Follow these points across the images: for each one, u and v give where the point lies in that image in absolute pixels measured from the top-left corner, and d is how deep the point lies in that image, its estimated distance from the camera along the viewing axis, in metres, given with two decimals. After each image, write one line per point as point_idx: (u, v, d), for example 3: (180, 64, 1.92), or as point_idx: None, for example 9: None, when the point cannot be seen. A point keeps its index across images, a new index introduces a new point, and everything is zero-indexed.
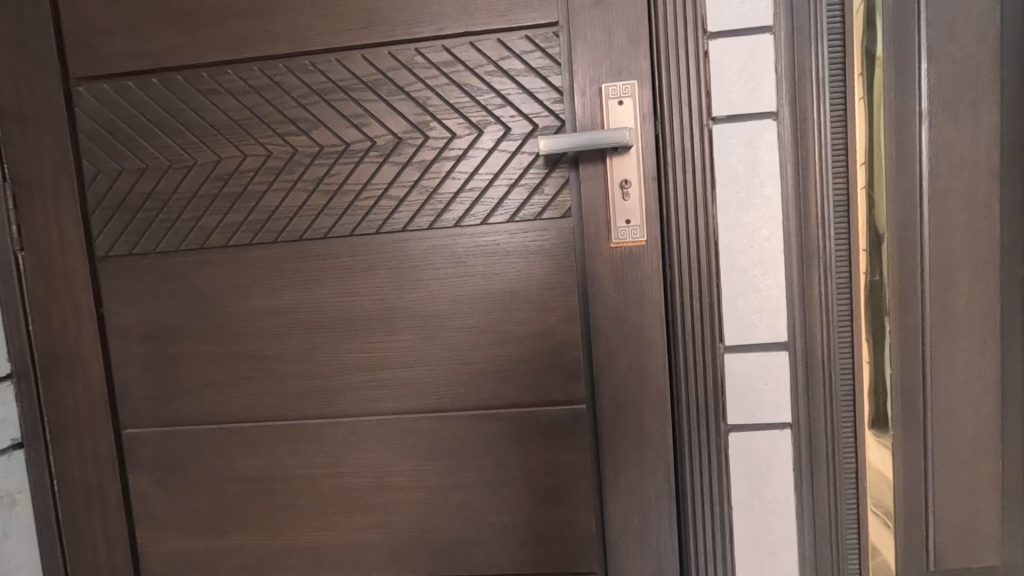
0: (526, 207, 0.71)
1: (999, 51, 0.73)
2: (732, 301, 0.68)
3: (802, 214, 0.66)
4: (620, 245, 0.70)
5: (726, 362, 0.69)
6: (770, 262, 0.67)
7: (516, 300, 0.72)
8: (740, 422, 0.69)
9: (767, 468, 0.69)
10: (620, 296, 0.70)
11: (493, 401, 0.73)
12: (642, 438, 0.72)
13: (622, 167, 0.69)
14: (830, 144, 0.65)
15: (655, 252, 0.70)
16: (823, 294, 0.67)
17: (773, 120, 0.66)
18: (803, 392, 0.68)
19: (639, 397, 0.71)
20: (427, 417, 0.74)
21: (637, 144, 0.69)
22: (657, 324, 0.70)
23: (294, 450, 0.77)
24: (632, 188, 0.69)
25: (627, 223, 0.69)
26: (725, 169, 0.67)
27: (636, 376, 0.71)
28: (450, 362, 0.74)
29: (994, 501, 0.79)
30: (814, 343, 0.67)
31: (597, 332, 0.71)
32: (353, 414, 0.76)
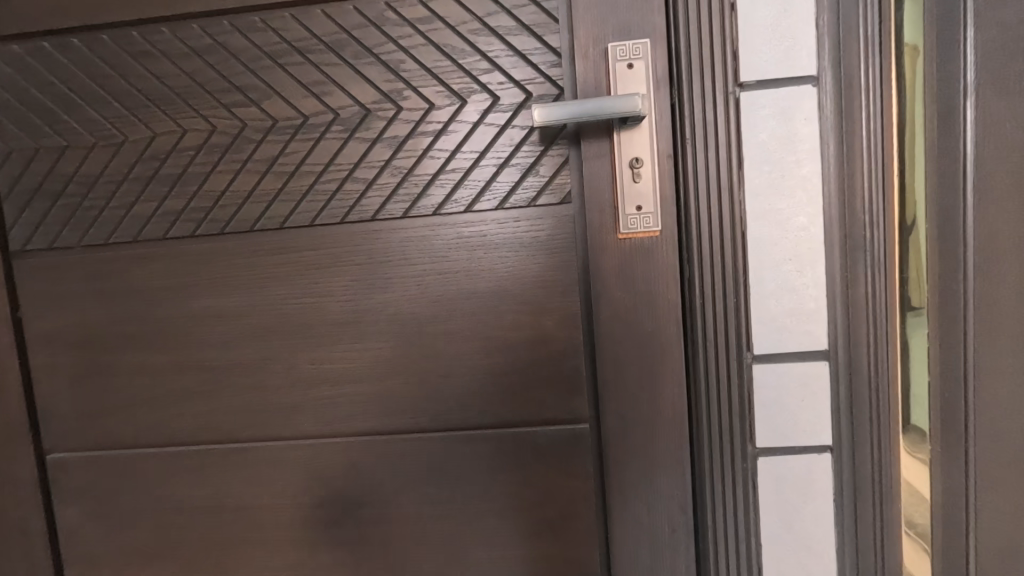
0: (519, 191, 0.60)
1: None
2: (763, 302, 0.57)
3: (847, 199, 0.56)
4: (629, 235, 0.59)
5: (754, 374, 0.58)
6: (808, 255, 0.57)
7: (507, 301, 0.61)
8: (771, 445, 0.59)
9: (802, 498, 0.59)
10: (630, 296, 0.60)
11: (481, 419, 0.62)
12: (656, 463, 0.61)
13: (632, 143, 0.58)
14: (880, 115, 0.55)
15: (671, 244, 0.59)
16: (871, 294, 0.56)
17: (813, 85, 0.55)
18: (845, 409, 0.58)
19: (652, 414, 0.61)
20: (402, 438, 0.63)
21: (650, 116, 0.58)
22: (673, 329, 0.59)
23: (246, 477, 0.66)
24: (645, 167, 0.58)
25: (638, 209, 0.58)
26: (755, 145, 0.56)
27: (649, 389, 0.60)
28: (430, 374, 0.63)
29: None
30: (859, 352, 0.57)
31: (603, 339, 0.60)
32: (315, 435, 0.64)
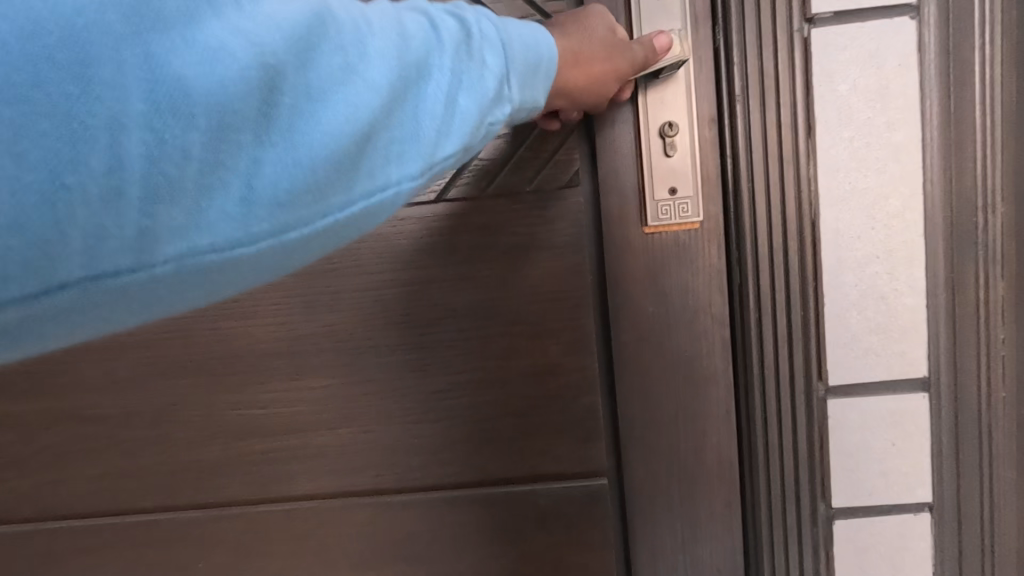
0: (510, 169, 0.44)
1: None
2: (841, 316, 0.43)
3: (953, 174, 0.41)
4: (658, 228, 0.44)
5: (829, 411, 0.44)
6: (901, 252, 0.42)
7: (495, 321, 0.46)
8: (850, 505, 0.45)
9: (891, 570, 0.45)
10: (661, 310, 0.45)
11: (465, 477, 0.48)
12: (695, 526, 0.47)
13: (661, 102, 0.42)
14: (1005, 57, 0.40)
15: (715, 239, 0.44)
16: (985, 302, 0.42)
17: (912, 17, 0.40)
18: (949, 454, 0.44)
19: (690, 465, 0.46)
20: (361, 504, 0.49)
21: (688, 62, 0.42)
22: (718, 354, 0.45)
23: (159, 555, 0.51)
24: (680, 135, 0.43)
25: (671, 194, 0.43)
26: (831, 103, 0.41)
27: (685, 431, 0.46)
28: (393, 419, 0.48)
29: None
30: (968, 380, 0.43)
31: (626, 367, 0.46)
32: (249, 501, 0.49)
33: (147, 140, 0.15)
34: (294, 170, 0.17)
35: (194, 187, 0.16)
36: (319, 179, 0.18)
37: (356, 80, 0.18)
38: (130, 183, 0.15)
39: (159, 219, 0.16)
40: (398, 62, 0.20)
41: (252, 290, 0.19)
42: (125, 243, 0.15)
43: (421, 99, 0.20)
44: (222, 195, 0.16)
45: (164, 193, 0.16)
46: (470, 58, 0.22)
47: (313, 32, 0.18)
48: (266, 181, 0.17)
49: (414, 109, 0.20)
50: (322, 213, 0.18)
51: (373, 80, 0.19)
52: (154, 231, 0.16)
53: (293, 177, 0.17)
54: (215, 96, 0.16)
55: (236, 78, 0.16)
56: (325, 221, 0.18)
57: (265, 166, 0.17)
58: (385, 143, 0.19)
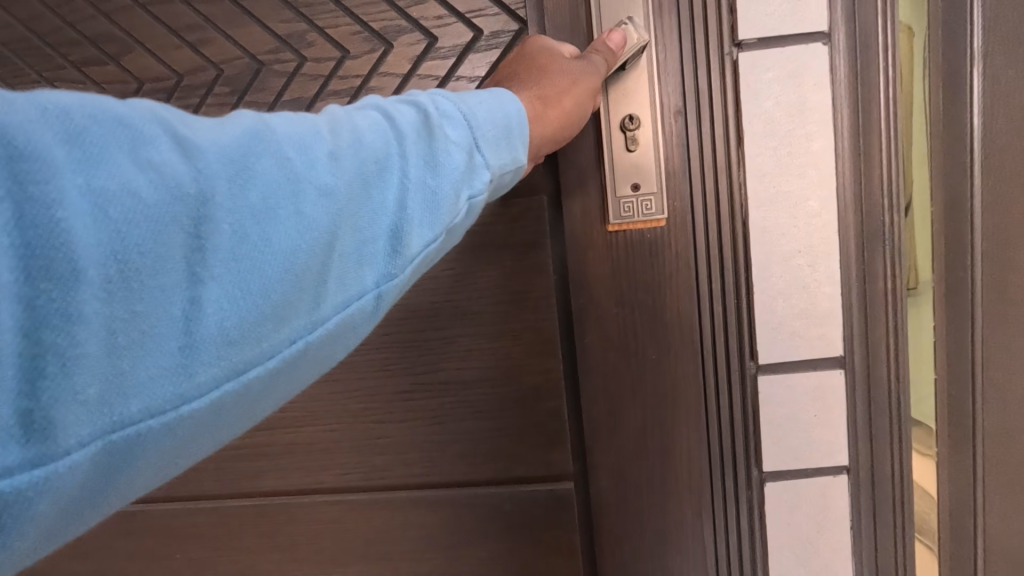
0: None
1: None
2: (766, 308, 0.45)
3: (865, 183, 0.44)
4: (623, 226, 0.45)
5: (759, 386, 0.46)
6: (823, 249, 0.44)
7: (450, 316, 0.47)
8: (778, 469, 0.47)
9: (818, 528, 0.48)
10: (624, 311, 0.46)
11: (434, 473, 0.49)
12: (655, 515, 0.48)
13: (623, 93, 0.43)
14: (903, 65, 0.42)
15: (676, 236, 0.45)
16: (892, 291, 0.44)
17: (827, 43, 0.42)
18: (864, 435, 0.47)
19: (659, 461, 0.47)
20: (325, 492, 0.51)
21: (648, 54, 0.43)
22: (688, 354, 0.46)
23: (138, 537, 0.54)
24: (641, 132, 0.43)
25: (636, 190, 0.44)
26: (750, 113, 0.43)
27: (650, 426, 0.47)
28: (349, 412, 0.49)
29: None
30: (879, 363, 0.45)
31: (588, 362, 0.46)
32: (235, 490, 0.52)
33: (31, 313, 0.15)
34: (234, 302, 0.18)
35: (108, 350, 0.16)
36: (282, 297, 0.19)
37: (303, 192, 0.20)
38: (12, 364, 0.15)
39: (59, 398, 0.15)
40: (351, 168, 0.21)
41: (222, 432, 0.20)
42: (15, 430, 0.15)
43: (378, 201, 0.21)
44: (154, 349, 0.16)
45: (70, 364, 0.15)
46: (434, 143, 0.24)
47: (243, 158, 0.19)
48: (209, 321, 0.17)
49: (368, 215, 0.21)
50: (283, 339, 0.19)
51: (324, 187, 0.20)
52: (56, 409, 0.15)
53: (238, 306, 0.18)
54: (130, 248, 0.16)
55: (147, 220, 0.16)
56: (290, 344, 0.19)
57: (214, 302, 0.17)
58: (347, 247, 0.20)
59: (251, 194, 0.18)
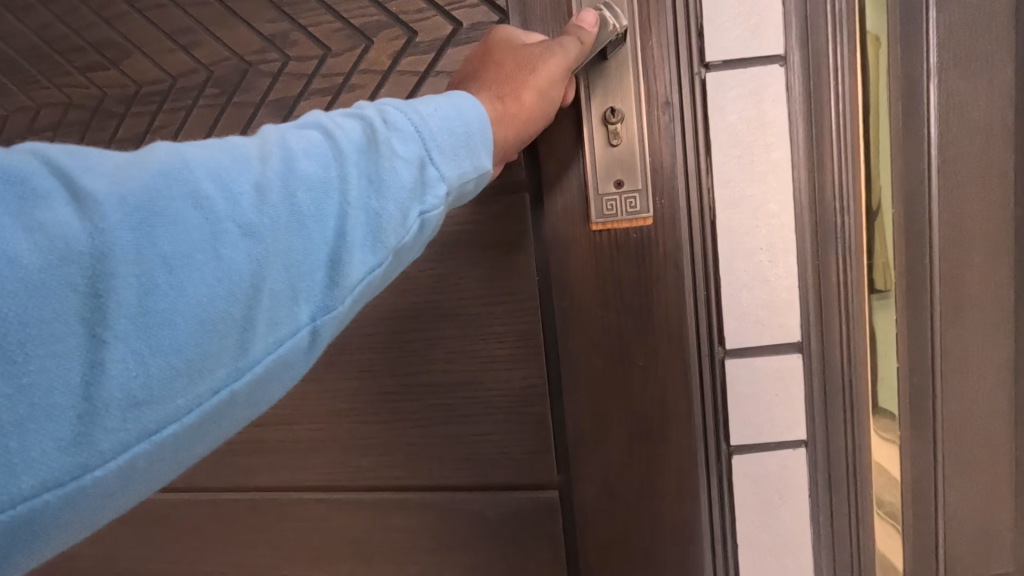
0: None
1: (1011, 28, 0.74)
2: (734, 295, 0.55)
3: (818, 189, 0.54)
4: (608, 223, 0.55)
5: (727, 368, 0.56)
6: (781, 243, 0.54)
7: (469, 296, 0.59)
8: (743, 442, 0.57)
9: (780, 496, 0.57)
10: (619, 302, 0.56)
11: (455, 422, 0.60)
12: (637, 471, 0.58)
13: (607, 98, 0.54)
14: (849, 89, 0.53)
15: (661, 234, 0.55)
16: (844, 284, 0.54)
17: (782, 66, 0.53)
18: (819, 407, 0.56)
19: (644, 420, 0.57)
20: (374, 442, 0.63)
21: (631, 66, 0.53)
22: (671, 328, 0.56)
23: (223, 474, 0.67)
24: (623, 129, 0.54)
25: (619, 186, 0.55)
26: (721, 128, 0.54)
27: (625, 391, 0.57)
28: (389, 375, 0.61)
29: (1008, 485, 0.82)
30: (832, 345, 0.55)
31: (573, 333, 0.57)
32: (298, 435, 0.64)
33: None
34: (139, 364, 0.24)
35: (36, 411, 0.22)
36: (197, 350, 0.25)
37: (212, 260, 0.25)
38: None
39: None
40: (257, 229, 0.27)
41: (154, 471, 0.26)
42: None
43: (287, 254, 0.27)
44: (68, 407, 0.22)
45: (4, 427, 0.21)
46: (364, 184, 0.31)
47: (149, 235, 0.24)
48: (121, 382, 0.23)
49: (271, 273, 0.27)
50: (197, 393, 0.25)
51: (233, 250, 0.26)
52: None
53: (148, 366, 0.24)
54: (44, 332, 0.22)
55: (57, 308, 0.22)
56: (203, 392, 0.25)
57: (123, 362, 0.23)
58: (275, 285, 0.27)
59: (159, 268, 0.24)
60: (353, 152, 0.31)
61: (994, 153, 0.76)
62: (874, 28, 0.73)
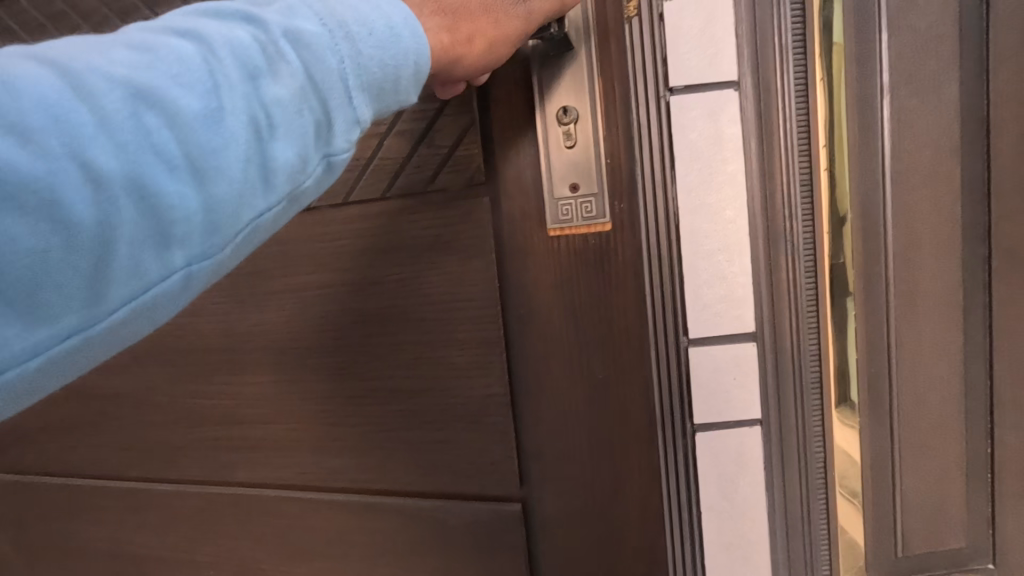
0: (447, 172, 0.59)
1: (957, 44, 0.80)
2: (697, 290, 0.65)
3: (769, 199, 0.63)
4: (563, 229, 0.58)
5: (692, 358, 0.66)
6: (737, 245, 0.64)
7: (429, 281, 0.62)
8: (706, 422, 0.67)
9: (738, 470, 0.68)
10: (582, 306, 0.59)
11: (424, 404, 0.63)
12: (597, 466, 0.61)
13: (561, 97, 0.55)
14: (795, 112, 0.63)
15: (621, 242, 0.58)
16: (792, 281, 0.64)
17: (736, 90, 0.62)
18: (772, 393, 0.66)
19: (605, 416, 0.60)
20: (350, 442, 0.67)
21: (585, 68, 0.55)
22: (635, 330, 0.59)
23: (221, 465, 0.72)
24: (577, 130, 0.56)
25: (574, 190, 0.57)
26: (684, 145, 0.63)
27: (587, 391, 0.60)
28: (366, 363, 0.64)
29: (959, 465, 0.89)
30: (782, 337, 0.65)
31: (533, 333, 0.60)
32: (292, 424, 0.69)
33: None
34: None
35: None
36: (59, 297, 0.25)
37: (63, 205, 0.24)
38: None
39: None
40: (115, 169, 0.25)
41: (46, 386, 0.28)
42: None
43: (153, 197, 0.26)
44: None
45: None
46: (243, 121, 0.29)
47: None
48: None
49: (136, 214, 0.26)
50: (67, 330, 0.26)
51: (88, 193, 0.24)
52: None
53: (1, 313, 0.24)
54: None
55: None
56: (75, 330, 0.26)
57: None
58: (120, 233, 0.26)
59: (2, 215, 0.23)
60: (235, 70, 0.29)
61: (944, 167, 0.82)
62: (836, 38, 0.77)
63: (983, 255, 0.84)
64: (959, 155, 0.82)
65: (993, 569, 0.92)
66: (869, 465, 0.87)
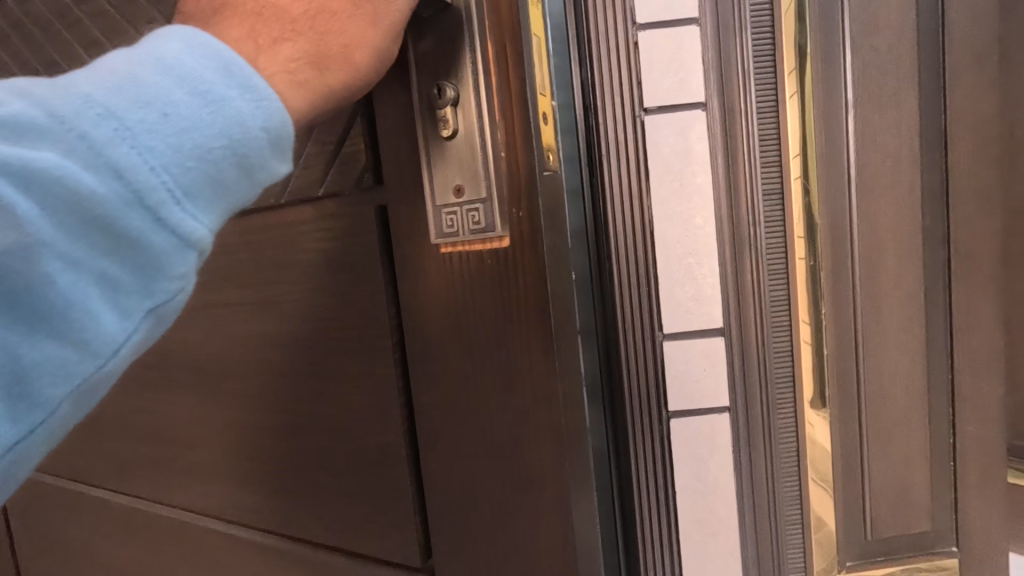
0: (337, 172, 0.60)
1: (916, 59, 0.81)
2: (670, 290, 0.73)
3: (733, 206, 0.72)
4: (453, 243, 0.53)
5: (665, 349, 0.73)
6: (704, 249, 0.72)
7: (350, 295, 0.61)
8: (680, 408, 0.74)
9: (709, 451, 0.75)
10: (479, 329, 0.53)
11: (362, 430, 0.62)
12: (490, 488, 0.56)
13: (437, 77, 0.50)
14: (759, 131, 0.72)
15: (521, 256, 0.51)
16: (755, 279, 0.73)
17: (703, 110, 0.70)
18: (741, 381, 0.75)
19: (490, 432, 0.54)
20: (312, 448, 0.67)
21: (470, 51, 0.49)
22: (536, 360, 0.51)
23: (203, 462, 0.76)
24: (459, 116, 0.50)
25: (458, 192, 0.51)
26: (659, 160, 0.71)
27: (482, 407, 0.54)
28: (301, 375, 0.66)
29: (925, 472, 0.90)
30: (749, 329, 0.74)
31: (426, 350, 0.57)
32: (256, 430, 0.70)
33: None
34: None
35: None
36: None
37: None
38: None
39: None
40: None
41: None
42: None
43: None
44: None
45: None
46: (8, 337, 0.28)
47: None
48: None
49: None
50: None
51: None
52: None
53: None
54: None
55: None
56: None
57: None
58: None
59: None
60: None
61: (903, 176, 0.83)
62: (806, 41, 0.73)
63: (945, 261, 0.85)
64: (919, 162, 0.83)
65: (958, 552, 0.92)
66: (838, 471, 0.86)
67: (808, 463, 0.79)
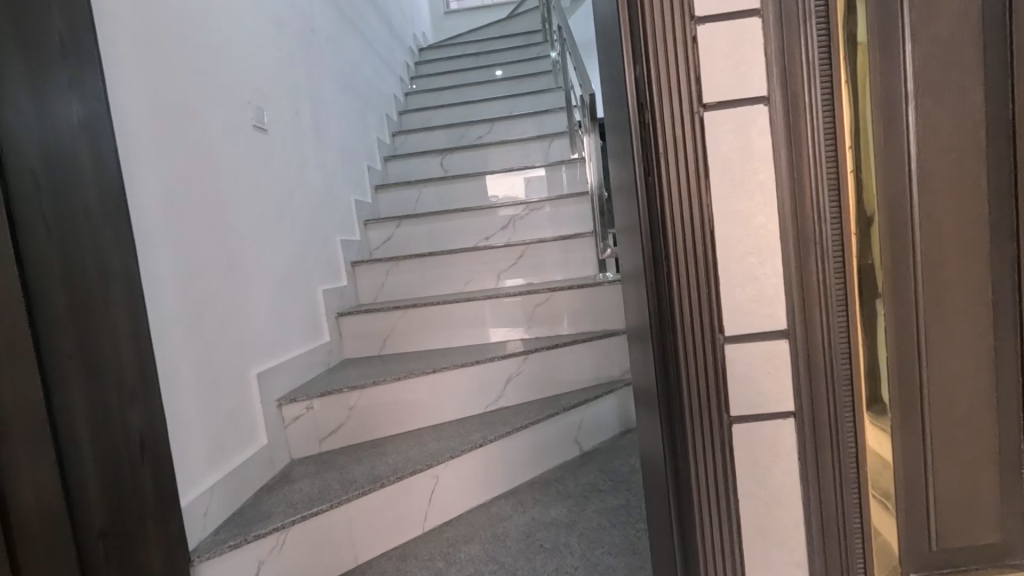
0: None
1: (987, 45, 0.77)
2: (730, 291, 0.70)
3: (798, 205, 0.70)
4: None
5: (726, 351, 0.71)
6: (766, 249, 0.70)
7: None
8: (741, 413, 0.72)
9: (773, 456, 0.73)
10: None
11: None
12: None
13: None
14: (822, 123, 0.69)
15: None
16: (822, 280, 0.70)
17: (765, 105, 0.68)
18: (806, 386, 0.72)
19: None
20: None
21: None
22: None
23: None
24: None
25: None
26: (718, 156, 0.69)
27: None
28: None
29: (994, 480, 0.85)
30: (814, 332, 0.71)
31: None
32: None
33: None
34: None
35: None
36: None
37: None
38: None
39: None
40: None
41: None
42: None
43: None
44: None
45: None
46: None
47: None
48: None
49: None
50: None
51: None
52: None
53: None
54: None
55: None
56: None
57: None
58: None
59: None
60: None
61: (968, 169, 0.78)
62: (858, 29, 0.69)
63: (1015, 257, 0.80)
64: (988, 154, 0.79)
65: None
66: (900, 477, 0.83)
67: (869, 475, 0.74)
